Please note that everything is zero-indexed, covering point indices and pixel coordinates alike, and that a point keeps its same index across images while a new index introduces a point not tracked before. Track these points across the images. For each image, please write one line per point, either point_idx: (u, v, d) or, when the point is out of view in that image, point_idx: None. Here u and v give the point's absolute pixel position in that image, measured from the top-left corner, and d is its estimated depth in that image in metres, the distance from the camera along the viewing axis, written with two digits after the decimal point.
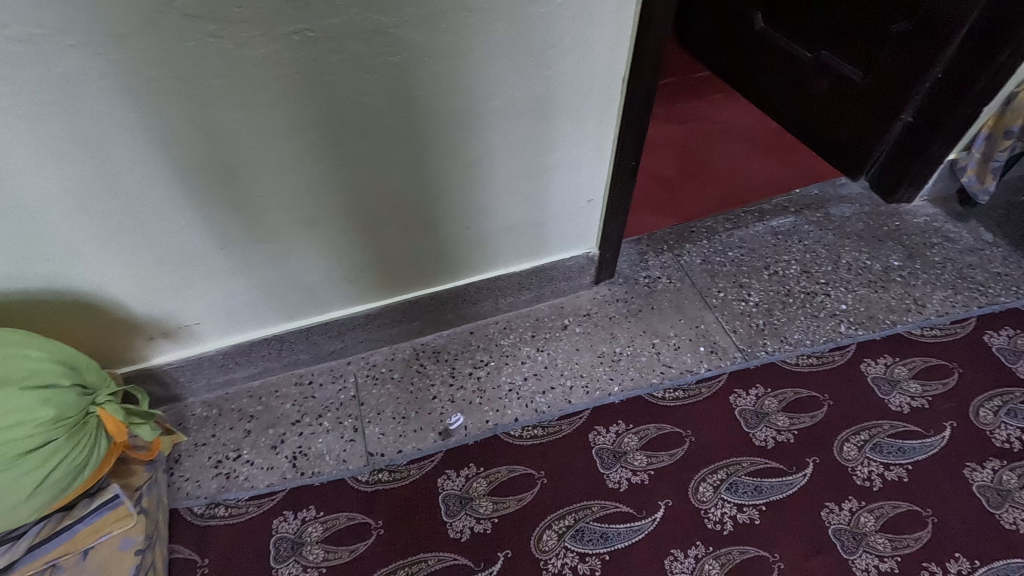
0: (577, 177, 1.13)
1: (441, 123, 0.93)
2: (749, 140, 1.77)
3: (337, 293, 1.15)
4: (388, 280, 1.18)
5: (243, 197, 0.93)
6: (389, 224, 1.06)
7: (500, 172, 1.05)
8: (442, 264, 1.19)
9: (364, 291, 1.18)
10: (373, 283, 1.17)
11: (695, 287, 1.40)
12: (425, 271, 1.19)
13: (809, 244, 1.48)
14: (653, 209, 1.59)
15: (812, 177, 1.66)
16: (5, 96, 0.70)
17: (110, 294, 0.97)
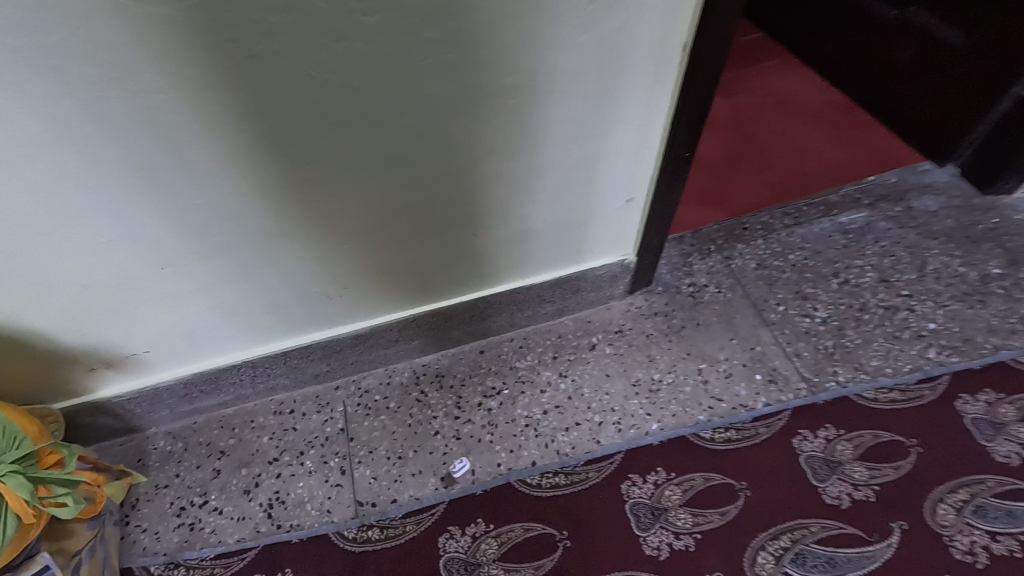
0: (620, 168, 0.90)
1: (439, 107, 0.71)
2: (812, 114, 1.49)
3: (327, 308, 0.95)
4: (390, 291, 0.97)
5: (190, 201, 0.72)
6: (388, 226, 0.85)
7: (516, 169, 0.83)
8: (454, 271, 0.97)
9: (360, 306, 0.97)
10: (371, 296, 0.96)
11: (749, 298, 1.17)
12: (435, 281, 0.98)
13: (887, 245, 1.24)
14: (699, 201, 1.34)
15: (889, 161, 1.38)
16: None
17: (31, 323, 0.78)
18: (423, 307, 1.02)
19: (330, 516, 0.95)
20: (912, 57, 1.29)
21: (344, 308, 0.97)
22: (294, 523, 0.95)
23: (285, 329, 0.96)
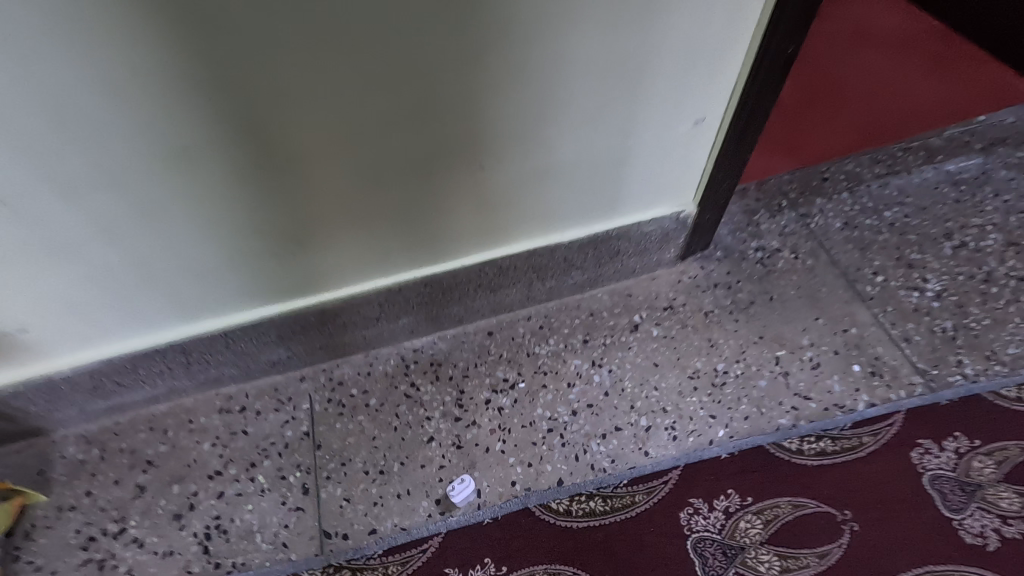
0: (696, 65, 0.62)
1: None
2: (902, 47, 1.19)
3: (287, 264, 0.70)
4: (374, 242, 0.70)
5: (42, 78, 0.47)
6: (365, 138, 0.59)
7: (534, 65, 0.57)
8: (462, 217, 0.71)
9: (333, 262, 0.71)
10: (348, 248, 0.70)
11: (837, 266, 0.90)
12: (436, 229, 0.71)
13: (1012, 200, 0.96)
14: (767, 147, 1.06)
15: (1007, 99, 1.08)
16: None
17: None
18: (421, 268, 0.76)
19: (287, 552, 0.71)
20: None
21: (310, 266, 0.71)
22: (239, 561, 0.71)
23: (231, 292, 0.71)
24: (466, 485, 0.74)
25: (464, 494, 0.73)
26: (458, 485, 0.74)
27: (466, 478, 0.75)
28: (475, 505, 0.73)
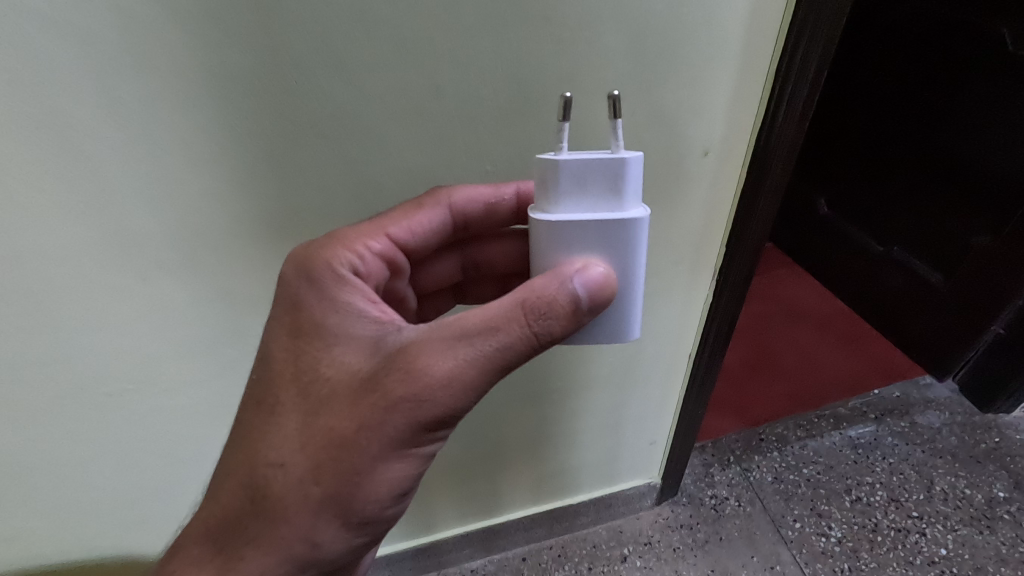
0: (735, 75, 0.58)
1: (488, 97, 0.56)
2: (822, 325, 1.67)
3: (406, 525, 1.09)
4: (456, 512, 1.12)
5: None
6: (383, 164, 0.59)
7: (558, 433, 1.01)
8: (512, 495, 1.12)
9: (430, 520, 1.11)
10: (438, 515, 1.10)
11: (767, 514, 1.27)
12: (495, 502, 1.13)
13: (895, 462, 1.35)
14: (727, 380, 1.54)
15: (893, 374, 1.53)
16: (77, 421, 0.68)
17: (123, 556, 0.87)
18: (485, 519, 1.17)
19: None
20: (904, 283, 1.49)
21: (417, 522, 1.10)
22: None
23: None
24: (599, 155, 0.43)
25: (581, 249, 0.46)
26: (570, 155, 0.44)
27: (611, 136, 0.44)
28: (617, 278, 0.47)
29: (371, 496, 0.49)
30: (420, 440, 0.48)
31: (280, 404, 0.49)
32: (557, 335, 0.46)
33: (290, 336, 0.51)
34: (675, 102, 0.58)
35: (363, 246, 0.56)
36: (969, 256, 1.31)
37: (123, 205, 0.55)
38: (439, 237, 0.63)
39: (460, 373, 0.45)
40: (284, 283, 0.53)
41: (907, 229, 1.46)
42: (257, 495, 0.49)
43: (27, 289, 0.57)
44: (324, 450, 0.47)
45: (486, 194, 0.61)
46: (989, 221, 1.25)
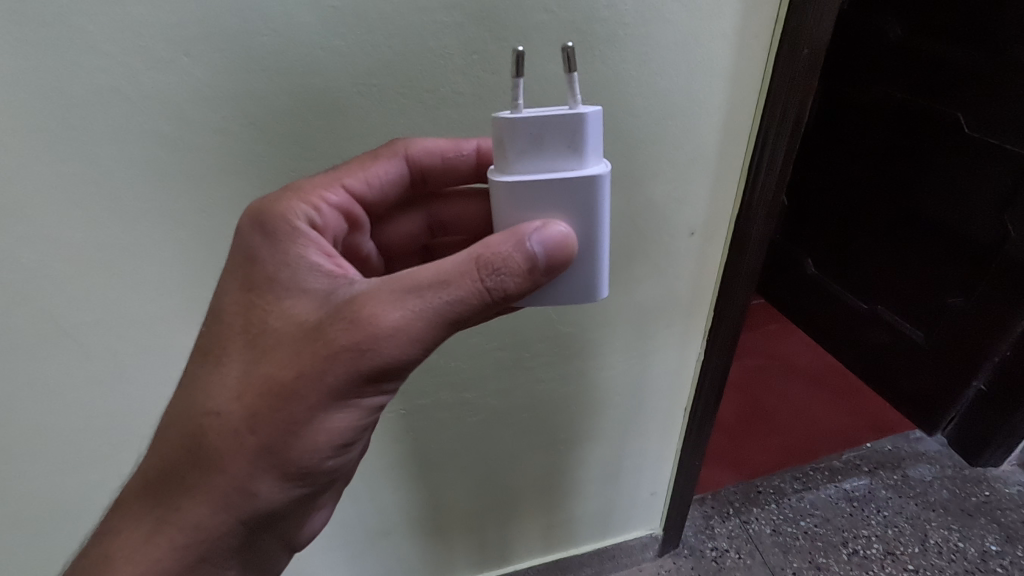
0: (715, 97, 0.61)
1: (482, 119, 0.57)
2: (814, 381, 1.74)
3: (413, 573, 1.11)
4: (463, 561, 1.15)
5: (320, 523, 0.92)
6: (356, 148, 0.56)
7: (563, 480, 1.06)
8: (516, 542, 1.16)
9: (437, 568, 1.13)
10: (445, 563, 1.13)
11: (767, 566, 1.28)
12: (501, 549, 1.16)
13: (889, 515, 1.37)
14: (725, 434, 1.59)
15: (884, 428, 1.58)
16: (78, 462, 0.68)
17: None
18: (489, 568, 1.19)
19: None
20: (889, 339, 1.57)
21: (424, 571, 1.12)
22: None
23: None
24: (556, 110, 0.41)
25: (542, 206, 0.44)
26: (527, 111, 0.41)
27: (567, 90, 0.41)
28: (579, 236, 0.45)
29: (308, 448, 0.48)
30: (362, 391, 0.47)
31: (225, 352, 0.49)
32: (511, 292, 0.43)
33: (241, 289, 0.49)
34: (659, 134, 0.62)
35: (320, 197, 0.53)
36: (946, 316, 1.39)
37: (130, 242, 0.55)
38: (398, 188, 0.60)
39: (408, 325, 0.43)
40: (238, 237, 0.51)
41: (889, 289, 1.55)
42: (195, 441, 0.49)
43: (105, 351, 0.61)
44: (261, 399, 0.46)
45: (445, 147, 0.56)
46: (962, 283, 1.34)
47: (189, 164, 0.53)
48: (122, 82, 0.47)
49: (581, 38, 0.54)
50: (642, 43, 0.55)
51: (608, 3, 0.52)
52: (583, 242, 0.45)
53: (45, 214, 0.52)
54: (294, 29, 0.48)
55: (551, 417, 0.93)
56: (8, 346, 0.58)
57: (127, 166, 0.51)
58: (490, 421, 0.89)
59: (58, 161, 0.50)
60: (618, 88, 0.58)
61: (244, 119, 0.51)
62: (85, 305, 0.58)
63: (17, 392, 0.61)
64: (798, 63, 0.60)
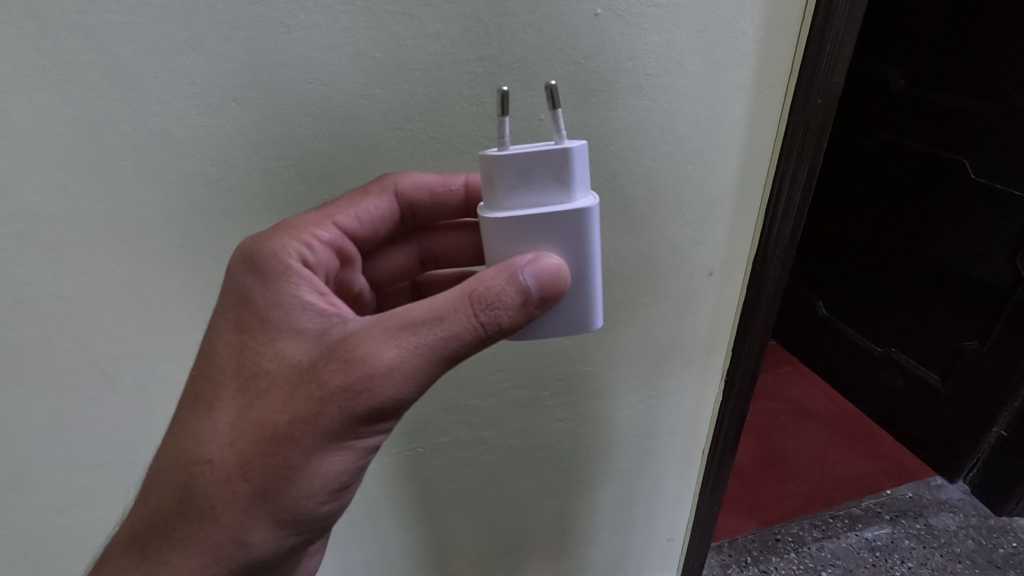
0: (732, 142, 0.63)
1: None
2: (828, 425, 1.71)
3: None
4: None
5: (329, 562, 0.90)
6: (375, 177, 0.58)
7: (577, 525, 1.04)
8: None
9: None
10: None
11: None
12: None
13: (914, 566, 1.31)
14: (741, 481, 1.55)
15: (902, 475, 1.54)
16: (95, 493, 0.68)
17: None
18: None
19: None
20: (905, 383, 1.56)
21: None
22: None
23: None
24: (541, 147, 0.42)
25: (541, 239, 0.45)
26: (513, 148, 0.43)
27: (553, 126, 0.43)
28: (573, 268, 0.46)
29: (303, 493, 0.48)
30: (358, 432, 0.47)
31: (217, 397, 0.49)
32: (505, 326, 0.44)
33: (234, 329, 0.50)
34: (679, 175, 0.64)
35: (312, 235, 0.54)
36: (962, 359, 1.38)
37: (165, 275, 0.57)
38: (387, 224, 0.62)
39: (402, 362, 0.44)
40: (230, 276, 0.52)
41: (902, 331, 1.55)
42: (187, 491, 0.48)
43: (133, 383, 0.62)
44: (254, 445, 0.46)
45: (434, 181, 0.59)
46: (977, 326, 1.33)
47: (229, 202, 0.55)
48: (173, 125, 0.50)
49: (606, 87, 0.57)
50: (663, 91, 0.58)
51: (630, 54, 0.55)
52: (577, 273, 0.47)
53: (89, 249, 0.54)
54: (336, 75, 0.50)
55: (566, 459, 0.92)
56: (42, 378, 0.59)
57: (170, 204, 0.53)
58: (505, 462, 0.88)
59: (106, 198, 0.52)
60: (639, 134, 0.60)
61: (284, 161, 0.54)
62: (118, 338, 0.59)
63: (45, 423, 0.61)
64: (813, 110, 0.62)
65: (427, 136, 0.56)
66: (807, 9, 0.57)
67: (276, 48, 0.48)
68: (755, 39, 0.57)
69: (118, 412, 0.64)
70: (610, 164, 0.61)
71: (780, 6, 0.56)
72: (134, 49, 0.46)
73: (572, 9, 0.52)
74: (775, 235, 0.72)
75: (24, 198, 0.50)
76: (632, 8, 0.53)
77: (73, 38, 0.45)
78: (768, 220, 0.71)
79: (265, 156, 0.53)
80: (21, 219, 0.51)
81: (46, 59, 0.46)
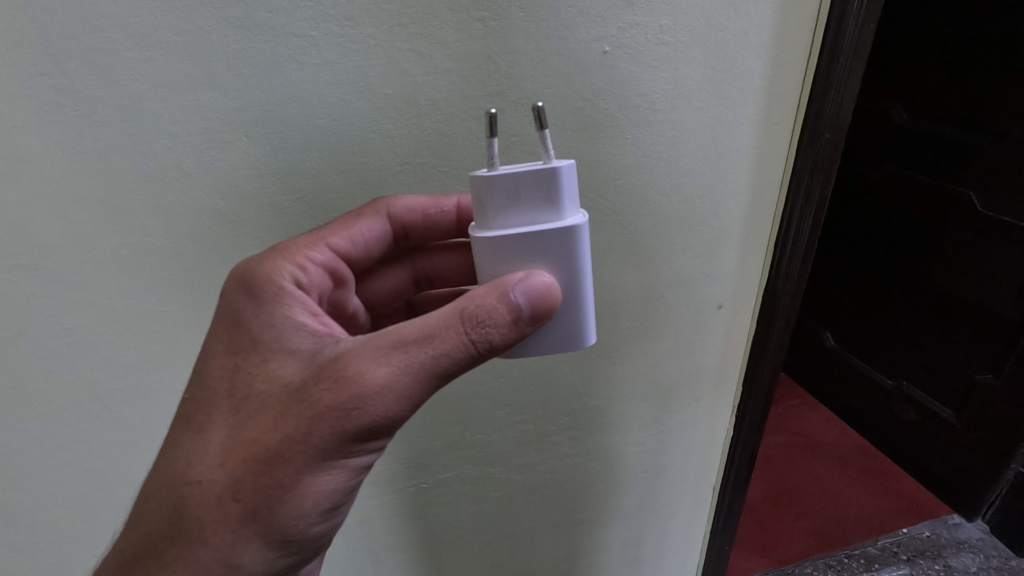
0: (739, 176, 0.63)
1: None
2: (840, 459, 1.67)
3: None
4: None
5: None
6: None
7: (584, 562, 1.00)
8: None
9: None
10: None
11: None
12: None
13: None
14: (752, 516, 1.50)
15: (917, 511, 1.50)
16: (90, 530, 0.66)
17: None
18: None
19: None
20: (918, 417, 1.53)
21: None
22: None
23: None
24: (530, 167, 0.42)
25: (534, 260, 0.44)
26: (502, 169, 0.43)
27: (541, 146, 0.42)
28: (565, 290, 0.46)
29: (294, 515, 0.46)
30: (349, 451, 0.46)
31: (209, 418, 0.47)
32: (498, 343, 0.44)
33: (226, 351, 0.49)
34: (687, 209, 0.64)
35: (306, 257, 0.54)
36: (976, 392, 1.35)
37: (171, 308, 0.57)
38: (381, 245, 0.62)
39: (393, 381, 0.43)
40: (225, 298, 0.51)
41: (914, 364, 1.53)
42: (177, 515, 0.46)
43: (134, 417, 0.61)
44: (243, 465, 0.45)
45: (426, 204, 0.58)
46: (990, 359, 1.31)
47: (236, 234, 0.55)
48: (184, 159, 0.50)
49: (614, 122, 0.57)
50: (670, 127, 0.58)
51: (638, 91, 0.56)
52: (568, 292, 0.46)
53: (96, 281, 0.54)
54: (346, 111, 0.51)
55: (573, 494, 0.89)
56: (43, 412, 0.58)
57: (178, 237, 0.53)
58: (511, 498, 0.86)
59: (115, 232, 0.52)
60: (646, 168, 0.60)
61: (293, 194, 0.54)
62: (121, 372, 0.58)
63: (44, 458, 0.60)
64: (821, 144, 0.62)
65: (435, 169, 0.56)
66: (813, 46, 0.57)
67: (288, 84, 0.49)
68: (762, 76, 0.58)
69: (118, 447, 0.62)
70: (620, 198, 0.61)
71: (786, 43, 0.57)
72: (148, 86, 0.47)
73: (580, 47, 0.52)
74: (784, 268, 0.72)
75: (33, 232, 0.50)
76: (640, 46, 0.54)
77: (90, 76, 0.46)
78: (779, 253, 0.70)
79: (273, 190, 0.53)
80: (29, 252, 0.51)
81: (62, 95, 0.46)
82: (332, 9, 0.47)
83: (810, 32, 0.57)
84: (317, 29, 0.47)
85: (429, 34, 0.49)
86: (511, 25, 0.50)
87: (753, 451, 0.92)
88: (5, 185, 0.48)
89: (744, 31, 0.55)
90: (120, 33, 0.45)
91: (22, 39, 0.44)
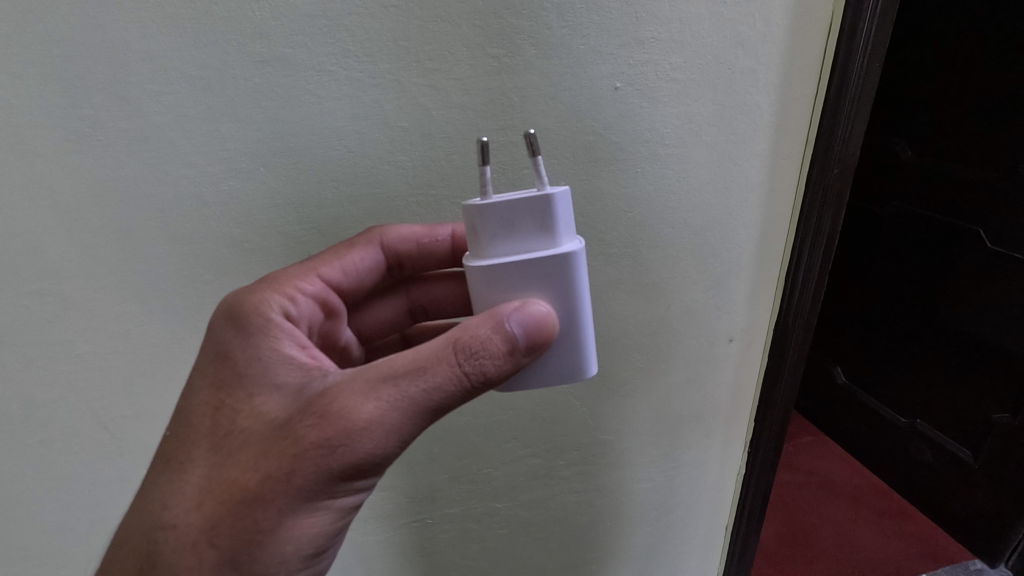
0: (746, 212, 0.64)
1: None
2: (853, 500, 1.62)
3: None
4: None
5: None
6: None
7: None
8: None
9: None
10: None
11: None
12: None
13: None
14: (766, 558, 1.45)
15: (936, 556, 1.44)
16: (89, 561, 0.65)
17: None
18: None
19: None
20: (934, 457, 1.49)
21: None
22: None
23: None
24: (523, 194, 0.42)
25: (534, 290, 0.44)
26: (495, 197, 0.43)
27: (535, 171, 0.42)
28: (563, 318, 0.46)
29: (275, 562, 0.45)
30: (335, 491, 0.45)
31: (189, 458, 0.47)
32: (492, 376, 0.43)
33: (210, 387, 0.49)
34: (695, 244, 0.64)
35: (295, 288, 0.54)
36: (993, 432, 1.32)
37: (184, 335, 0.57)
38: (375, 276, 0.62)
39: (382, 416, 0.42)
40: (212, 331, 0.51)
41: (928, 402, 1.50)
42: (150, 562, 0.45)
43: (140, 445, 0.61)
44: (221, 507, 0.44)
45: (420, 231, 0.58)
46: (1006, 398, 1.29)
47: (249, 263, 0.55)
48: (202, 188, 0.51)
49: (626, 156, 0.58)
50: (680, 161, 0.59)
51: (649, 127, 0.57)
52: (567, 322, 0.46)
53: (110, 307, 0.54)
54: (363, 143, 0.52)
55: (577, 534, 0.87)
56: (49, 439, 0.58)
57: (191, 264, 0.54)
58: (517, 537, 0.84)
59: (130, 259, 0.52)
60: (657, 202, 0.61)
61: (308, 225, 0.55)
62: (128, 399, 0.58)
63: (47, 484, 0.60)
64: (829, 179, 0.63)
65: (447, 199, 0.57)
66: (820, 85, 0.59)
67: (306, 118, 0.50)
68: (770, 112, 0.59)
69: (122, 475, 0.61)
70: (631, 231, 0.62)
71: (794, 82, 0.58)
72: (171, 118, 0.48)
73: (591, 84, 0.54)
74: (794, 303, 0.71)
75: (51, 257, 0.51)
76: (651, 82, 0.55)
77: (116, 108, 0.47)
78: (788, 288, 0.70)
79: (287, 220, 0.54)
80: (46, 278, 0.52)
81: (87, 126, 0.47)
82: (352, 46, 0.48)
83: (817, 72, 0.58)
84: (337, 64, 0.49)
85: (445, 71, 0.51)
86: (523, 62, 0.52)
87: (766, 491, 0.90)
88: (27, 212, 0.49)
89: (753, 70, 0.56)
90: (147, 68, 0.46)
91: (53, 73, 0.45)
